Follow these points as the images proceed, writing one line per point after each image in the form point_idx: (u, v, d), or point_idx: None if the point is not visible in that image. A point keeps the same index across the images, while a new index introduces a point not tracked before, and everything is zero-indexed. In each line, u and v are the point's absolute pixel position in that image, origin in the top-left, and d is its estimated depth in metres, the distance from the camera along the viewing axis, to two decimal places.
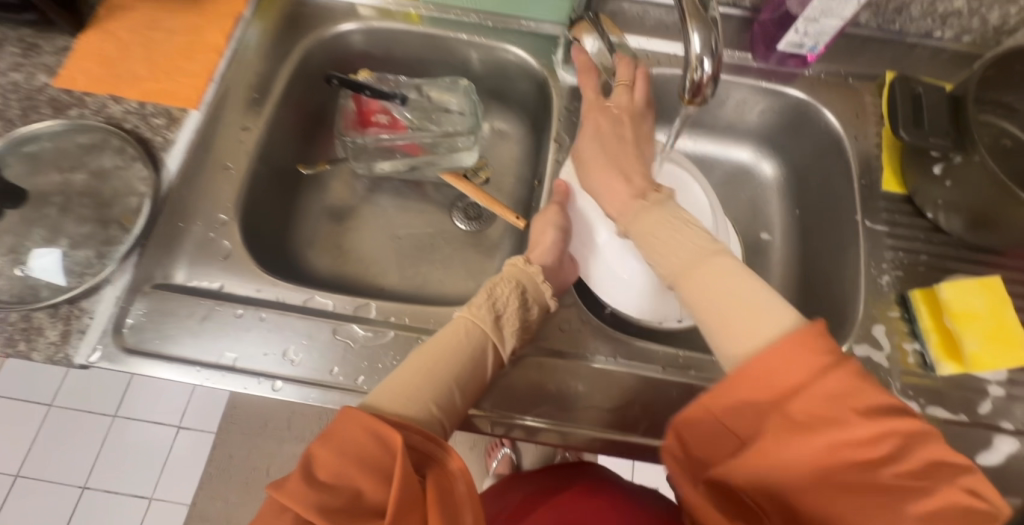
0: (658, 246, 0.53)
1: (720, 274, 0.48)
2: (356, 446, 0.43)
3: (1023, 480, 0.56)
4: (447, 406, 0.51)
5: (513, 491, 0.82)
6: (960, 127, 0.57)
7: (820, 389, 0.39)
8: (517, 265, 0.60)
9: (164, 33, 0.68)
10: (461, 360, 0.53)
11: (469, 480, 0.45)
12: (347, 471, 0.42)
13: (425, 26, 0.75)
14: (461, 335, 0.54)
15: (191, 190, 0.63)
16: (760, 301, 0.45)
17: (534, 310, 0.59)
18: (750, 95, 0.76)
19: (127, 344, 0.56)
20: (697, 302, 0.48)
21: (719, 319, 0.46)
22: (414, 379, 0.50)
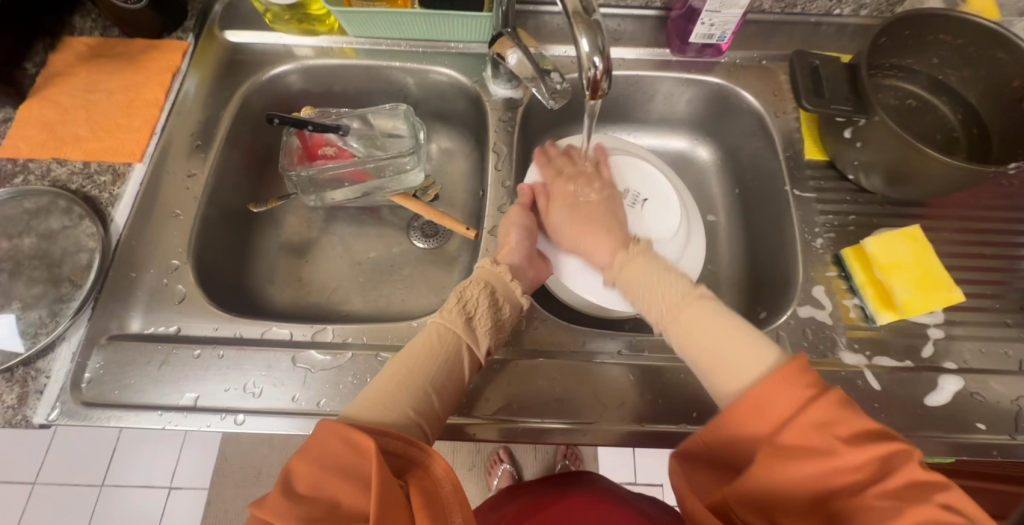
0: (644, 294, 0.56)
1: (715, 318, 0.51)
2: (333, 456, 0.42)
3: (972, 414, 0.58)
4: (425, 411, 0.50)
5: (507, 504, 0.78)
6: (858, 92, 0.62)
7: (818, 415, 0.40)
8: (485, 266, 0.60)
9: (104, 95, 0.71)
10: (437, 366, 0.52)
11: (454, 480, 0.45)
12: (327, 483, 0.41)
13: (359, 58, 0.78)
14: (434, 340, 0.54)
15: (141, 240, 0.64)
16: (747, 342, 0.49)
17: (506, 309, 0.58)
18: (675, 87, 0.80)
19: (85, 399, 0.56)
20: (688, 344, 0.52)
21: (719, 363, 0.49)
22: (391, 387, 0.50)
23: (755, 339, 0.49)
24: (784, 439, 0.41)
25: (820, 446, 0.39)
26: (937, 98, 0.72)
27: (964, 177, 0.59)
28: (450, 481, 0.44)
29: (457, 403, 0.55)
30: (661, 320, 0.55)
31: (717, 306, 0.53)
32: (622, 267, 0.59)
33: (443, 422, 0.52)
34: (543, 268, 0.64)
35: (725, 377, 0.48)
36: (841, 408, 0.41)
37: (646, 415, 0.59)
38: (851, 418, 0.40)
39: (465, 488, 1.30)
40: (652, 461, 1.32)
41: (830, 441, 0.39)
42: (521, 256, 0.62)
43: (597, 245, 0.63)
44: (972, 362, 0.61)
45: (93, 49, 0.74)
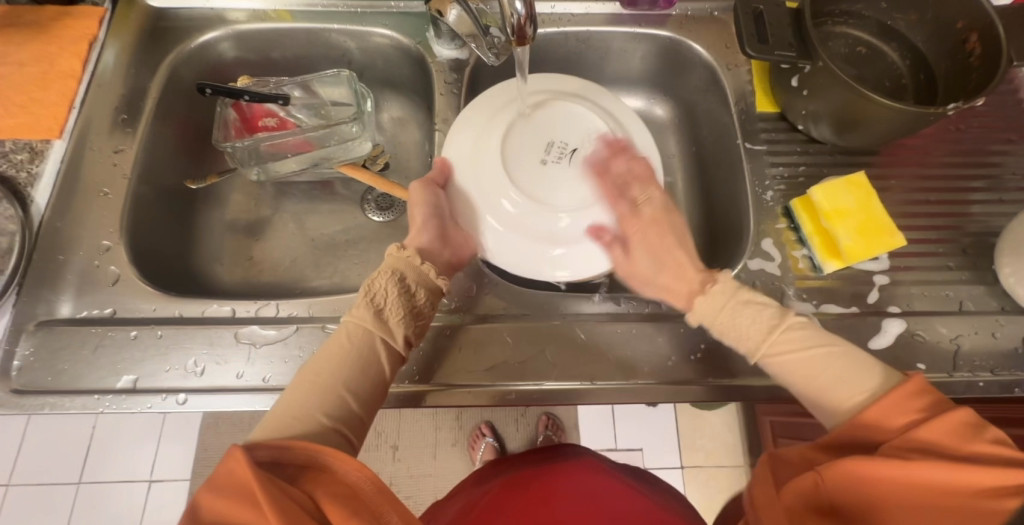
0: (742, 322, 0.53)
1: (809, 344, 0.50)
2: (231, 484, 0.38)
3: (914, 355, 0.60)
4: (343, 419, 0.47)
5: (495, 477, 0.74)
6: (802, 37, 0.61)
7: (943, 432, 0.40)
8: (392, 254, 0.56)
9: (13, 68, 0.66)
10: (350, 365, 0.49)
11: (373, 476, 0.41)
12: (229, 517, 0.36)
13: (297, 21, 0.74)
14: (344, 340, 0.51)
15: (67, 220, 0.61)
16: (850, 379, 0.47)
17: (421, 294, 0.55)
18: (628, 43, 0.77)
19: (15, 386, 0.54)
20: (789, 378, 0.51)
21: (823, 387, 0.48)
22: (302, 398, 0.47)
23: (866, 364, 0.48)
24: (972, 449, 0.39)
25: (973, 453, 0.39)
26: (886, 44, 0.71)
27: (909, 121, 0.59)
28: (367, 478, 0.41)
29: (382, 401, 0.52)
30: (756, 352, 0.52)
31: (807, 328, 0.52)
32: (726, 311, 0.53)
33: (368, 426, 0.49)
34: (462, 245, 0.59)
35: (829, 394, 0.48)
36: (965, 430, 0.40)
37: (597, 374, 0.58)
38: (967, 435, 0.40)
39: (449, 463, 1.29)
40: (632, 425, 1.33)
41: (975, 450, 0.39)
42: (432, 236, 0.58)
43: (681, 279, 0.57)
44: (917, 305, 0.62)
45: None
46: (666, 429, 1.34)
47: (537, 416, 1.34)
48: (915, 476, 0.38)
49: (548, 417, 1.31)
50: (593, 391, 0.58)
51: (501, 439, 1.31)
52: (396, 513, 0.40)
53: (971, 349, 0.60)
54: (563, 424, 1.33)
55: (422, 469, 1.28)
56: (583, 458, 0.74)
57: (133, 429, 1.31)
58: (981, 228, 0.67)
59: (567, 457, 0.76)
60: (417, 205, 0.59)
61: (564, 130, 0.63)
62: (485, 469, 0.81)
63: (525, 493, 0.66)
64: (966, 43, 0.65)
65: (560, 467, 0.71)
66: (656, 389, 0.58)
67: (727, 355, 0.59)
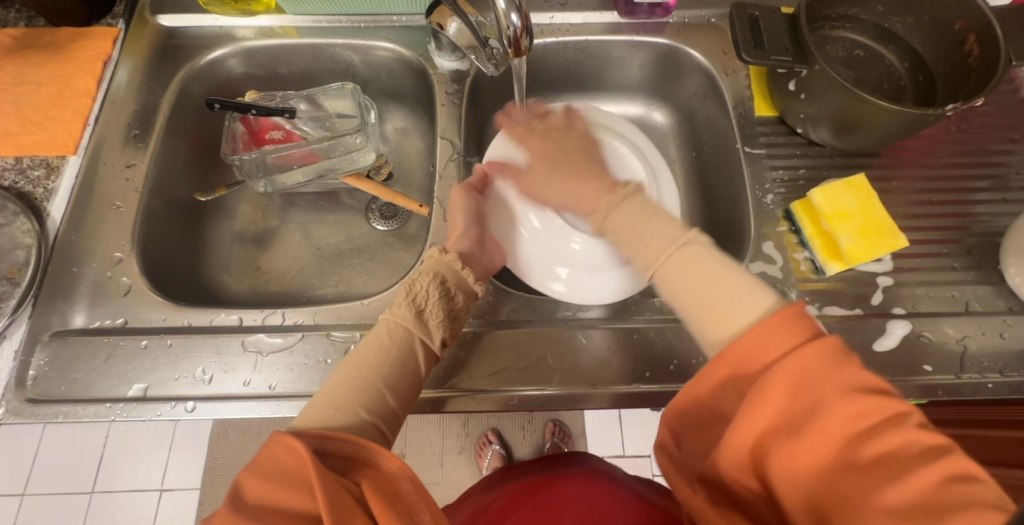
0: (640, 231, 0.49)
1: (698, 263, 0.45)
2: (280, 467, 0.39)
3: (920, 356, 0.59)
4: (383, 415, 0.47)
5: (502, 485, 0.74)
6: (798, 42, 0.62)
7: (812, 368, 0.35)
8: (434, 256, 0.58)
9: (31, 87, 0.69)
10: (393, 361, 0.50)
11: (413, 476, 0.41)
12: (276, 497, 0.37)
13: (302, 36, 0.76)
14: (386, 338, 0.51)
15: (80, 233, 0.63)
16: (733, 298, 0.42)
17: (459, 297, 0.56)
18: (626, 51, 0.79)
19: (30, 395, 0.56)
20: (671, 289, 0.46)
21: (712, 307, 0.43)
22: (344, 392, 0.47)
23: (754, 288, 0.43)
24: (830, 391, 0.34)
25: (850, 402, 0.33)
26: (883, 46, 0.72)
27: (908, 122, 0.59)
28: (407, 477, 0.41)
29: (415, 403, 0.52)
30: (650, 262, 0.47)
31: (704, 243, 0.47)
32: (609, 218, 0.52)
33: (402, 426, 0.49)
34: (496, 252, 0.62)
35: (715, 316, 0.42)
36: (833, 357, 0.35)
37: (600, 379, 0.59)
38: (839, 363, 0.35)
39: (456, 471, 1.29)
40: (639, 432, 1.32)
41: (849, 401, 0.33)
42: (474, 242, 0.60)
43: (586, 192, 0.56)
44: (922, 306, 0.62)
45: (19, 41, 0.71)
46: None
47: (543, 423, 1.33)
48: (785, 440, 0.34)
49: (554, 424, 1.31)
50: (596, 396, 0.58)
51: (508, 446, 1.30)
52: (433, 514, 0.40)
53: (979, 350, 0.59)
54: (570, 431, 1.32)
55: (429, 477, 1.27)
56: (590, 467, 0.74)
57: (144, 439, 1.33)
58: (986, 228, 0.66)
59: (574, 465, 0.75)
60: (459, 210, 0.61)
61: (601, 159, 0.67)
62: (492, 478, 0.81)
63: (532, 501, 0.66)
64: (964, 44, 0.65)
65: (568, 476, 0.71)
66: (658, 394, 0.58)
67: None
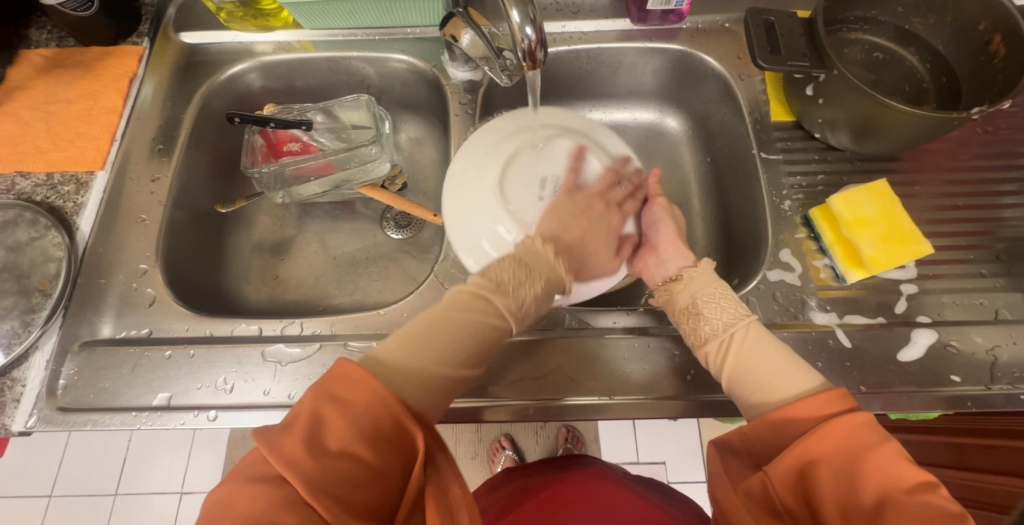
0: (706, 314, 0.53)
1: (763, 345, 0.50)
2: (373, 422, 0.38)
3: (948, 366, 0.57)
4: (436, 387, 0.45)
5: (503, 488, 0.74)
6: (814, 46, 0.61)
7: (851, 437, 0.39)
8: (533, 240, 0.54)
9: (62, 105, 0.72)
10: (468, 336, 0.47)
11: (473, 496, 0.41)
12: (358, 449, 0.37)
13: (319, 50, 0.77)
14: (472, 304, 0.49)
15: (107, 246, 0.65)
16: (786, 376, 0.47)
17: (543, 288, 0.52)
18: (639, 58, 0.78)
19: (60, 404, 0.58)
20: (739, 365, 0.50)
21: (758, 383, 0.48)
22: (419, 353, 0.45)
23: (805, 369, 0.48)
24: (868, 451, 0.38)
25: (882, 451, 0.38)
26: (904, 48, 0.70)
27: (931, 126, 0.58)
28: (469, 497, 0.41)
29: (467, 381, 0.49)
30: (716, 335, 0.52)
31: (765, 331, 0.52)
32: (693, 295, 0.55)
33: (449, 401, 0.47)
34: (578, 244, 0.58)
35: (762, 386, 0.48)
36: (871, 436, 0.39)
37: (615, 388, 0.58)
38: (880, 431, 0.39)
39: (469, 476, 1.29)
40: (654, 438, 1.31)
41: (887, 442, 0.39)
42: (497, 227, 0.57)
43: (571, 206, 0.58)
44: (948, 315, 0.60)
45: (51, 61, 0.74)
46: (690, 444, 1.31)
47: (556, 429, 1.33)
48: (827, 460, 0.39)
49: (567, 430, 1.30)
50: (611, 406, 0.58)
51: (521, 452, 1.30)
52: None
53: (1010, 360, 0.57)
54: (583, 438, 1.31)
55: None
56: (592, 466, 0.74)
57: (164, 443, 1.36)
58: (1014, 234, 0.65)
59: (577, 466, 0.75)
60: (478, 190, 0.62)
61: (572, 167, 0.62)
62: (497, 479, 0.81)
63: (531, 502, 0.66)
64: (990, 44, 0.64)
65: (569, 475, 0.71)
66: (674, 403, 0.58)
67: None
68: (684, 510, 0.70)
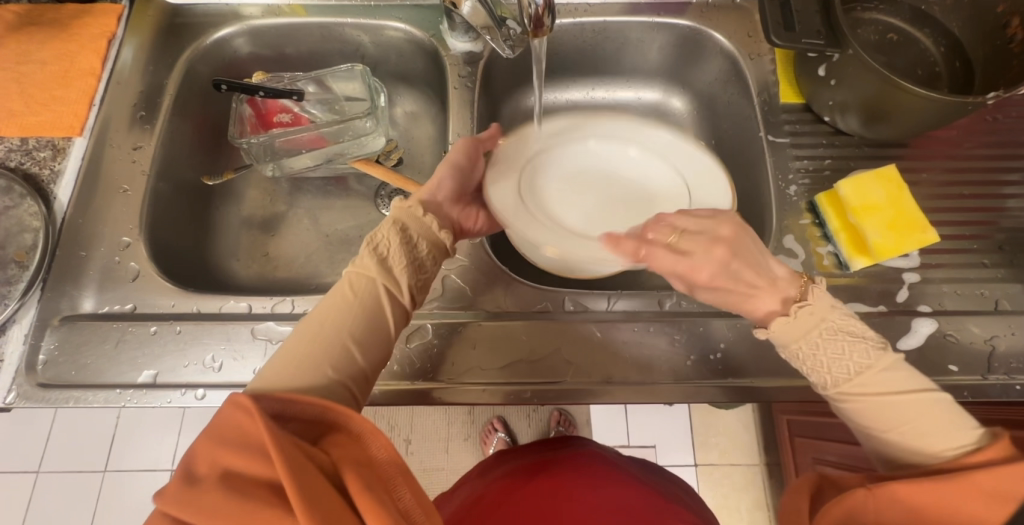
0: (825, 357, 0.46)
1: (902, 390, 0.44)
2: (242, 434, 0.38)
3: (946, 355, 0.57)
4: (336, 366, 0.46)
5: (495, 470, 0.74)
6: (830, 24, 0.59)
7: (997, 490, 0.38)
8: (400, 207, 0.54)
9: (35, 65, 0.67)
10: (348, 316, 0.48)
11: (386, 444, 0.40)
12: (235, 465, 0.36)
13: (311, 15, 0.74)
14: (349, 290, 0.49)
15: (87, 217, 0.62)
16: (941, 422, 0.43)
17: (424, 246, 0.54)
18: (646, 33, 0.75)
19: (41, 380, 0.56)
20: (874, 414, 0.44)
21: (911, 432, 0.43)
22: (302, 351, 0.46)
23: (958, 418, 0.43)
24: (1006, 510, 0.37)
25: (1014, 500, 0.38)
26: (919, 30, 0.68)
27: (943, 112, 0.56)
28: (383, 447, 0.40)
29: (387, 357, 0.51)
30: (832, 383, 0.46)
31: (909, 370, 0.45)
32: (806, 337, 0.47)
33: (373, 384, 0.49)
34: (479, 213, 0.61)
35: (911, 438, 0.43)
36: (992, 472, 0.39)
37: (614, 372, 0.57)
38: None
39: (461, 458, 1.29)
40: (645, 422, 1.32)
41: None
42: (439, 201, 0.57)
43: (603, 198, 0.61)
44: (948, 305, 0.60)
45: (22, 18, 0.70)
46: (680, 428, 1.32)
47: (549, 412, 1.33)
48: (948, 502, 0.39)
49: (560, 413, 1.30)
50: (609, 390, 0.57)
51: (513, 434, 1.31)
52: (409, 488, 0.39)
53: (1007, 351, 0.57)
54: (575, 420, 1.32)
55: (435, 464, 1.28)
56: (583, 448, 0.75)
57: (153, 422, 1.34)
58: (1017, 224, 0.64)
59: (568, 447, 0.75)
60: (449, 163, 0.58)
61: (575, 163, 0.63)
62: (487, 462, 0.80)
63: (525, 485, 0.65)
64: (1008, 27, 0.62)
65: (561, 457, 0.71)
66: (672, 389, 0.57)
67: (748, 355, 0.58)
68: (673, 489, 0.71)
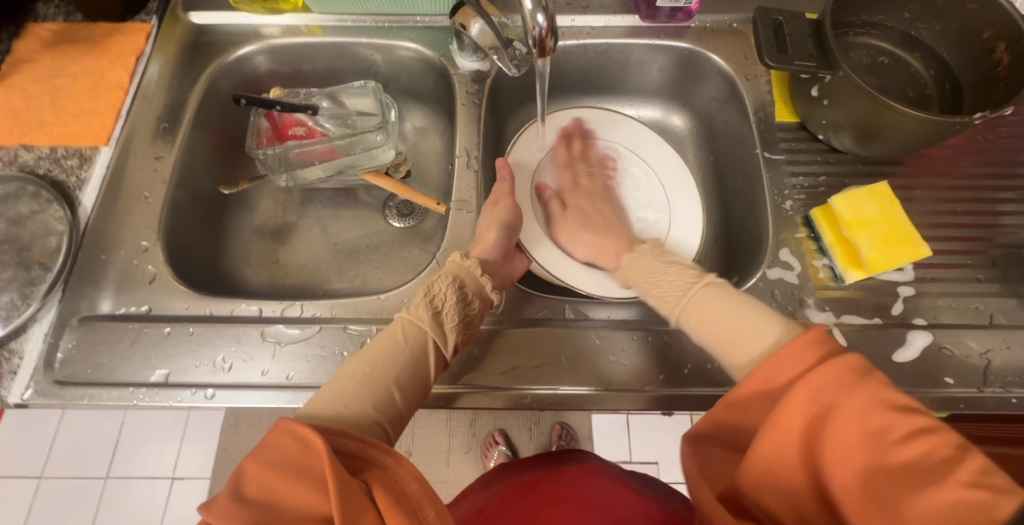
0: (667, 274, 0.57)
1: (718, 300, 0.52)
2: (286, 456, 0.39)
3: (942, 368, 0.58)
4: (379, 410, 0.49)
5: (494, 485, 0.74)
6: (822, 47, 0.62)
7: (835, 376, 0.37)
8: (456, 261, 0.59)
9: (67, 79, 0.71)
10: (396, 364, 0.51)
11: (418, 475, 0.42)
12: (278, 486, 0.38)
13: (327, 35, 0.77)
14: (400, 336, 0.53)
15: (109, 222, 0.65)
16: (750, 324, 0.48)
17: (475, 304, 0.57)
18: (646, 55, 0.79)
19: (57, 378, 0.58)
20: (700, 327, 0.52)
21: (727, 335, 0.49)
22: (350, 388, 0.49)
23: (763, 319, 0.48)
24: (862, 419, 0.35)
25: (871, 414, 0.35)
26: (909, 53, 0.71)
27: (932, 131, 0.58)
28: (413, 476, 0.41)
29: (422, 403, 0.53)
30: (675, 307, 0.54)
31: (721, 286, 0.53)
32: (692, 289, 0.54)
33: (405, 426, 0.51)
34: (518, 265, 0.65)
35: (732, 345, 0.48)
36: (855, 375, 0.37)
37: (613, 379, 0.58)
38: (854, 377, 0.36)
39: (462, 471, 1.28)
40: (647, 437, 1.32)
41: (860, 402, 0.35)
42: (495, 256, 0.61)
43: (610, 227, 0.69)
44: (944, 318, 0.61)
45: (57, 36, 0.74)
46: None
47: (550, 426, 1.33)
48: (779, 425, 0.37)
49: (561, 426, 1.30)
50: (609, 397, 0.58)
51: (514, 448, 1.30)
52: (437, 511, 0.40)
53: (1003, 364, 0.58)
54: (577, 434, 1.32)
55: (434, 476, 1.27)
56: (584, 462, 0.74)
57: (156, 429, 1.35)
58: (1010, 240, 0.65)
59: (568, 461, 0.75)
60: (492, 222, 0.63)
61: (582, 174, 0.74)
62: (490, 474, 0.81)
63: (525, 500, 0.65)
64: (993, 52, 0.64)
65: (561, 471, 0.71)
66: (670, 396, 0.58)
67: None
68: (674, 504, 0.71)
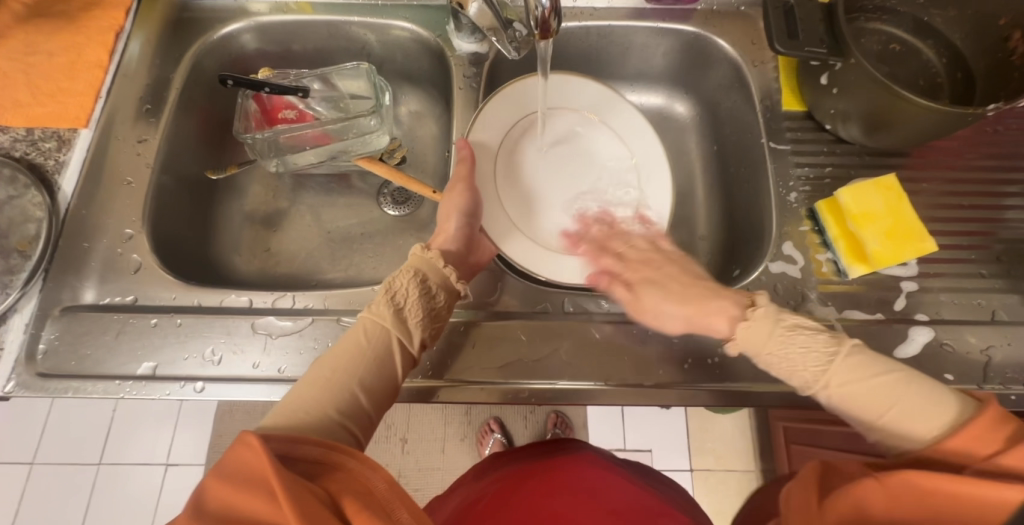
0: (797, 348, 0.51)
1: (870, 376, 0.48)
2: (242, 470, 0.38)
3: (943, 365, 0.58)
4: (342, 412, 0.48)
5: (490, 474, 0.73)
6: (834, 33, 0.59)
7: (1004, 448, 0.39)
8: (416, 253, 0.57)
9: (43, 56, 0.68)
10: (357, 364, 0.50)
11: (386, 474, 0.41)
12: (236, 500, 0.36)
13: (318, 13, 0.74)
14: (361, 337, 0.51)
15: (91, 209, 0.63)
16: (919, 402, 0.46)
17: (441, 297, 0.55)
18: (650, 38, 0.76)
19: (40, 370, 0.56)
20: (859, 406, 0.48)
21: (896, 416, 0.46)
22: (310, 394, 0.48)
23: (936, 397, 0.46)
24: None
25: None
26: (921, 41, 0.69)
27: (943, 123, 0.57)
28: (381, 476, 0.40)
29: (391, 402, 0.52)
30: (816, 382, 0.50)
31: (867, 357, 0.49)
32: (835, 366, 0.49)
33: (374, 426, 0.50)
34: (487, 250, 0.61)
35: (904, 420, 0.46)
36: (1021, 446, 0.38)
37: (612, 374, 0.58)
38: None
39: (457, 458, 1.29)
40: (642, 426, 1.33)
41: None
42: (455, 245, 0.59)
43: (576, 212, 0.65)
44: (946, 314, 0.60)
45: (32, 9, 0.70)
46: (676, 432, 1.32)
47: (545, 414, 1.33)
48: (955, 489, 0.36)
49: (556, 415, 1.31)
50: (607, 392, 0.57)
51: (509, 435, 1.31)
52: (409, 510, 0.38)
53: (1003, 360, 0.58)
54: (572, 423, 1.32)
55: (430, 463, 1.28)
56: (579, 452, 0.74)
57: (149, 416, 1.34)
58: (1015, 235, 0.64)
59: (564, 450, 0.75)
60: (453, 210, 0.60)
61: (563, 153, 0.70)
62: (485, 463, 0.80)
63: (521, 490, 0.65)
64: (1009, 40, 0.63)
65: (557, 461, 0.71)
66: (670, 391, 0.57)
67: (745, 360, 0.58)
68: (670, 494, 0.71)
